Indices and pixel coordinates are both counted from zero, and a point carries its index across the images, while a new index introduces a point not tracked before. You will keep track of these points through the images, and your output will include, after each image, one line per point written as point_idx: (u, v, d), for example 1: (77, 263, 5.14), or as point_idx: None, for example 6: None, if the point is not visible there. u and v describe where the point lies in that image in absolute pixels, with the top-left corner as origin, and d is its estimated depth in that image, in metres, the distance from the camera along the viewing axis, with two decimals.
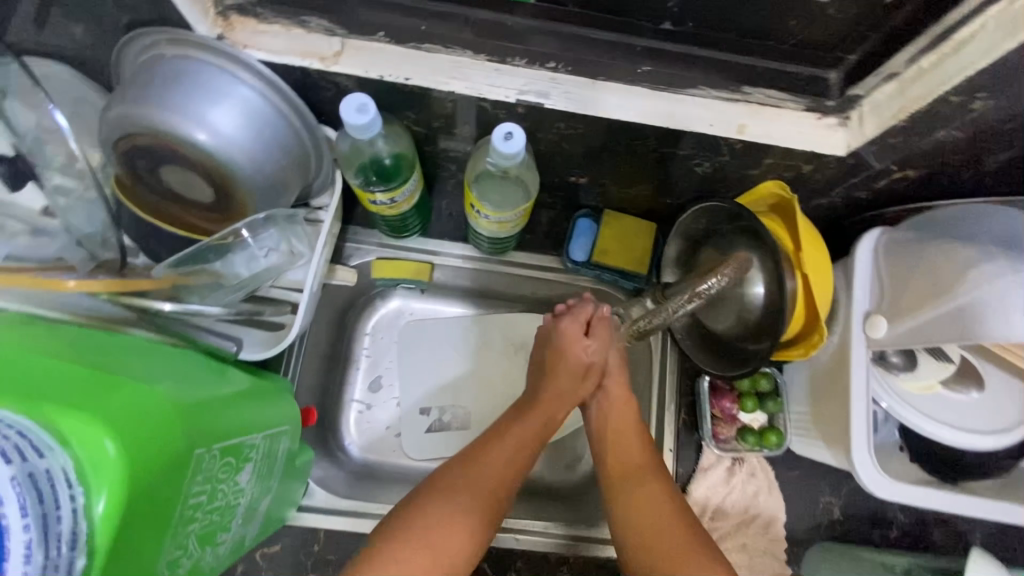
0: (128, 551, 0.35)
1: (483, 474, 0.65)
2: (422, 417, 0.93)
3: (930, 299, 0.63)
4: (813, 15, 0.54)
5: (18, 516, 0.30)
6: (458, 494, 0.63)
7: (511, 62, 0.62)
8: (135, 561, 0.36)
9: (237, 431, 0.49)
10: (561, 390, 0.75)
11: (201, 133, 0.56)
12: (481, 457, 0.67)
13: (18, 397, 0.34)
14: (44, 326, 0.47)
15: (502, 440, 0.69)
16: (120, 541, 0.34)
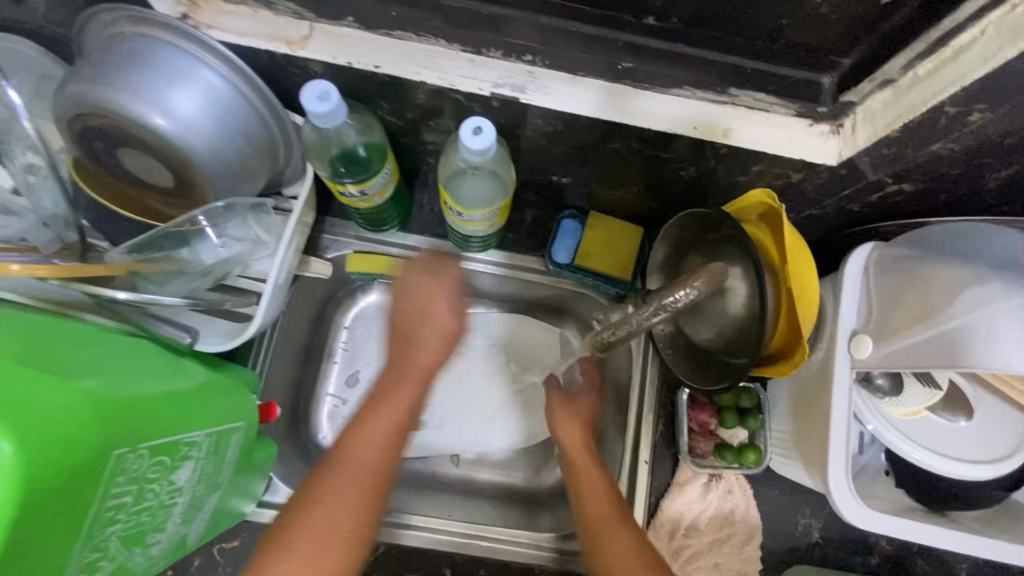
0: (25, 557, 0.34)
1: (367, 435, 0.63)
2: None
3: (917, 321, 0.59)
4: (803, 15, 0.51)
5: None
6: (330, 494, 0.58)
7: (487, 54, 0.59)
8: (34, 566, 0.34)
9: (173, 429, 0.47)
10: (435, 355, 0.71)
11: (158, 117, 0.54)
12: (353, 445, 0.62)
13: None
14: None
15: (387, 398, 0.66)
16: (13, 547, 0.32)
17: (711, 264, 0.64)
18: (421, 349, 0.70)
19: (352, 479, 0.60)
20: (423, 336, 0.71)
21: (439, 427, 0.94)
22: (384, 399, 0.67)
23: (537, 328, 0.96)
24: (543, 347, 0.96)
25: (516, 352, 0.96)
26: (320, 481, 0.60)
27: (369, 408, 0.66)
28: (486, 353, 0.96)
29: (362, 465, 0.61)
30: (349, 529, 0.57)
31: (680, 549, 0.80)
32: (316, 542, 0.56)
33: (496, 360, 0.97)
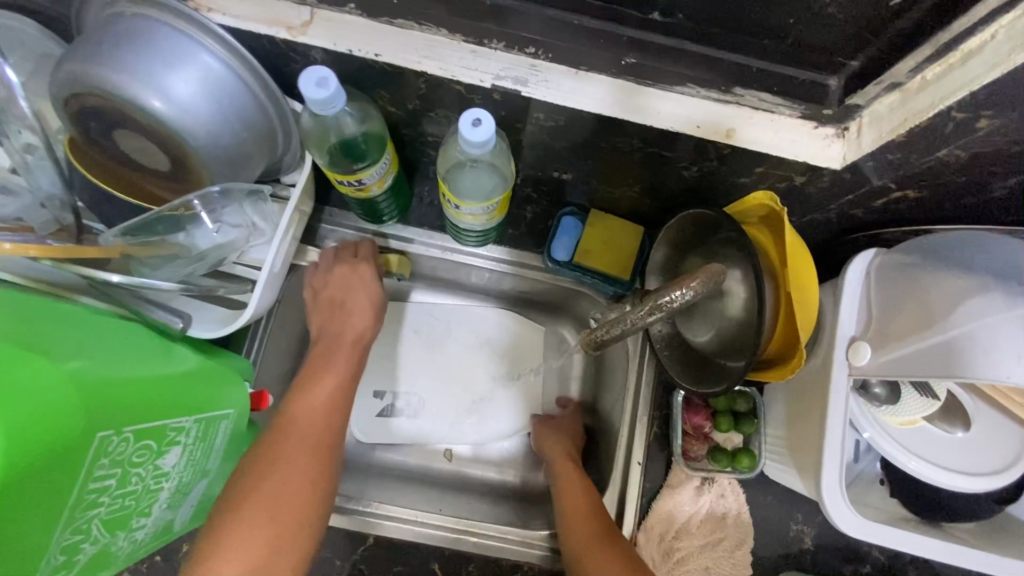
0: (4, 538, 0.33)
1: (312, 400, 0.68)
2: (375, 401, 0.94)
3: (917, 329, 0.58)
4: (811, 14, 0.50)
5: None
6: (283, 454, 0.62)
7: (489, 45, 0.58)
8: (12, 547, 0.34)
9: (160, 413, 0.47)
10: (367, 323, 0.78)
11: (154, 98, 0.54)
12: (300, 408, 0.67)
13: None
14: None
15: (327, 367, 0.71)
16: None
17: (707, 264, 0.63)
18: (350, 320, 0.77)
19: (301, 440, 0.64)
20: (357, 305, 0.78)
21: (421, 416, 0.94)
22: (321, 366, 0.72)
23: (524, 323, 0.96)
24: (529, 342, 0.96)
25: (501, 346, 0.96)
26: (267, 446, 0.63)
27: (308, 375, 0.71)
28: (471, 344, 0.96)
29: (308, 427, 0.65)
30: (305, 484, 0.61)
31: (670, 551, 0.79)
32: (280, 497, 0.60)
33: (481, 352, 0.96)
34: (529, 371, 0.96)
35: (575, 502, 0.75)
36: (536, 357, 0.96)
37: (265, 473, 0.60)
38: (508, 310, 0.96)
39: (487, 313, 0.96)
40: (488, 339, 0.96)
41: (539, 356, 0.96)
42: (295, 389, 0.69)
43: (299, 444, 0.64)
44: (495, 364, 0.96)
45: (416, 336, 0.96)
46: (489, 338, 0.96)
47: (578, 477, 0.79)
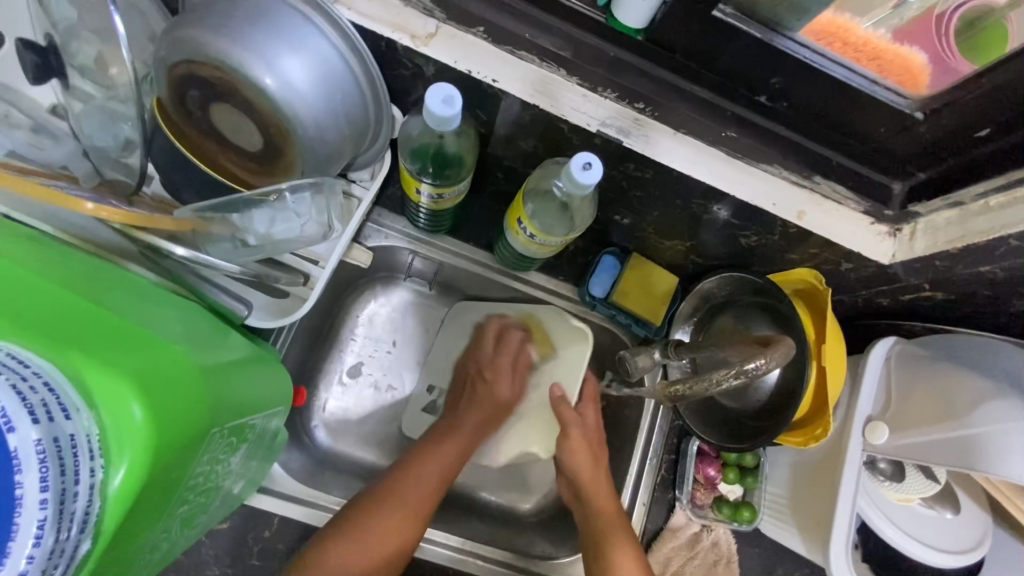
0: (129, 533, 0.32)
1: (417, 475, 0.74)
2: (378, 395, 0.93)
3: (934, 421, 0.65)
4: (903, 127, 0.56)
5: (37, 490, 0.27)
6: (371, 531, 0.68)
7: (601, 93, 0.60)
8: (128, 544, 0.33)
9: (245, 408, 0.46)
10: (475, 426, 0.81)
11: (269, 78, 0.51)
12: (407, 480, 0.73)
13: (48, 343, 0.31)
14: (57, 253, 0.43)
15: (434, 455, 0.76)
16: (130, 520, 0.31)
17: (785, 336, 0.61)
18: (470, 418, 0.81)
19: (388, 532, 0.69)
20: (469, 414, 0.81)
21: None
22: (431, 448, 0.77)
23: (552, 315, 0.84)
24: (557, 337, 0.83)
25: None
26: (357, 520, 0.69)
27: (408, 477, 0.74)
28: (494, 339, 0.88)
29: (388, 528, 0.69)
30: (387, 542, 0.69)
31: None
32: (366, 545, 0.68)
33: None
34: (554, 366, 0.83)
35: (605, 510, 0.75)
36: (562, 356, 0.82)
37: (357, 538, 0.68)
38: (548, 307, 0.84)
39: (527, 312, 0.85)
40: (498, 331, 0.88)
41: (564, 359, 0.82)
42: (407, 466, 0.75)
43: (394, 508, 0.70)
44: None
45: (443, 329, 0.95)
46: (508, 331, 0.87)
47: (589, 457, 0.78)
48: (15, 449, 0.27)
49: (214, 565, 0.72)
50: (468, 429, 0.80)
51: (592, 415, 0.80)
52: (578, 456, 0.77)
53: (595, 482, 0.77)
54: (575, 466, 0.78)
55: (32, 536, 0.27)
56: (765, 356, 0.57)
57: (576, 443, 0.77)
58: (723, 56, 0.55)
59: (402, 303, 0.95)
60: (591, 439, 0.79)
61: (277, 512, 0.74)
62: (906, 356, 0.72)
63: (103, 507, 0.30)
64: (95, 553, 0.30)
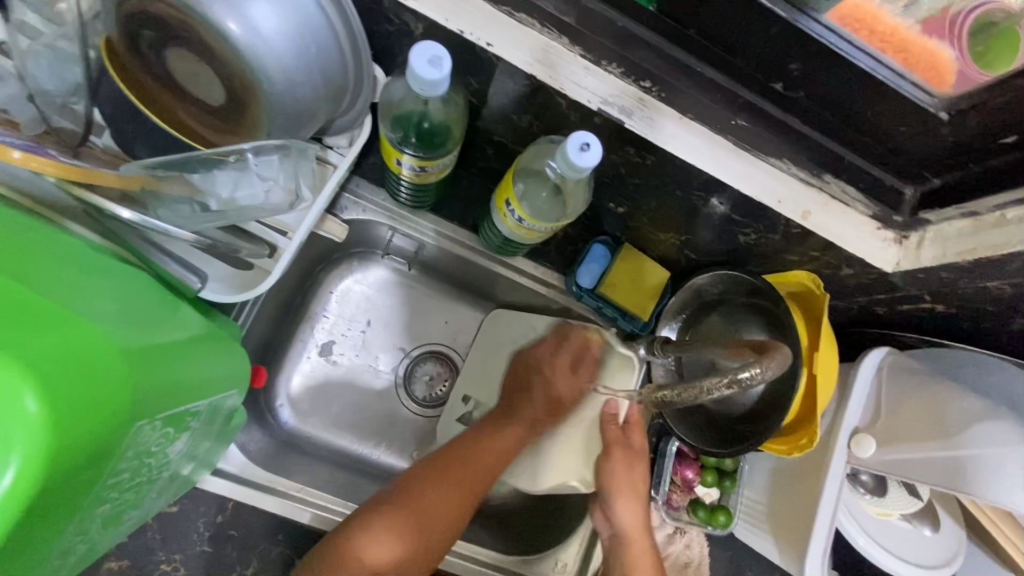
0: (22, 544, 0.28)
1: (488, 445, 0.73)
2: (350, 376, 0.88)
3: (925, 439, 0.63)
4: (923, 127, 0.52)
5: None
6: (378, 538, 0.64)
7: (605, 67, 0.55)
8: (19, 557, 0.28)
9: (186, 396, 0.41)
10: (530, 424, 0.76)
11: (233, 23, 0.45)
12: (475, 448, 0.73)
13: None
14: None
15: (505, 431, 0.74)
16: (20, 531, 0.27)
17: (780, 342, 0.57)
18: (530, 411, 0.76)
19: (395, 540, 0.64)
20: (521, 416, 0.76)
21: None
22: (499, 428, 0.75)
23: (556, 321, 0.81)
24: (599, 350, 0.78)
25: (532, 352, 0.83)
26: (370, 521, 0.65)
27: (439, 479, 0.69)
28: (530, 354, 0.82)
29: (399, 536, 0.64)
30: (449, 509, 0.68)
31: None
32: (419, 515, 0.66)
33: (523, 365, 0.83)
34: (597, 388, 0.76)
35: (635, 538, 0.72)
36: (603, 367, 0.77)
37: (413, 506, 0.67)
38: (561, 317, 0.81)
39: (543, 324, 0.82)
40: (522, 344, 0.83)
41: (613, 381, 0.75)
42: (476, 435, 0.74)
43: (456, 474, 0.70)
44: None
45: (447, 322, 0.91)
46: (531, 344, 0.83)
47: (629, 478, 0.73)
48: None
49: (159, 550, 0.67)
50: (524, 425, 0.75)
51: (639, 437, 0.74)
52: (619, 474, 0.72)
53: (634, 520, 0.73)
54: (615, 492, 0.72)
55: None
56: (760, 364, 0.53)
57: (617, 464, 0.72)
58: (742, 36, 0.50)
59: (377, 281, 0.90)
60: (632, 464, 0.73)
61: (231, 497, 0.69)
62: (898, 368, 0.69)
63: None
64: None
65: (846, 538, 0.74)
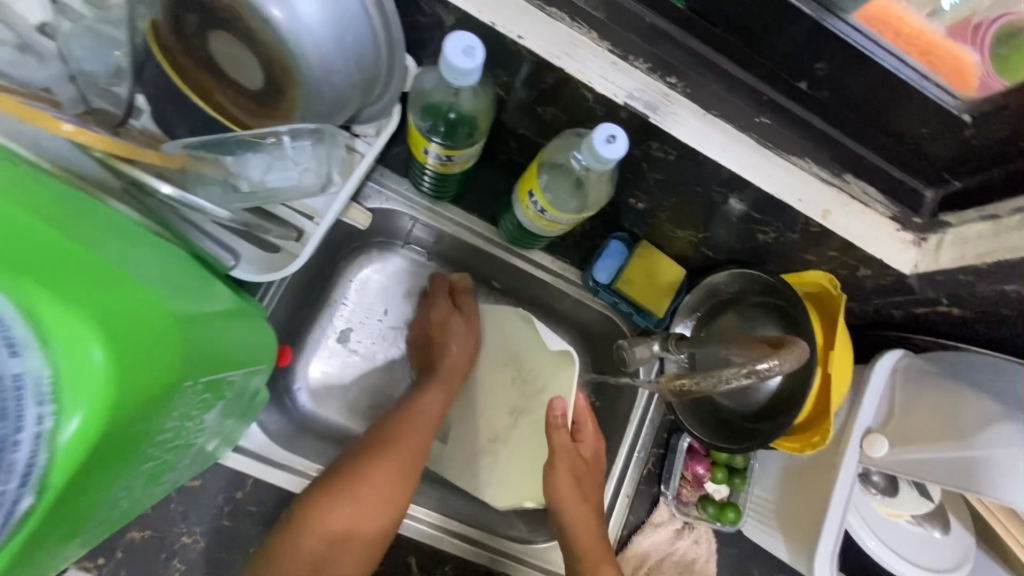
0: (84, 489, 0.29)
1: (409, 428, 0.74)
2: (365, 363, 0.90)
3: (939, 438, 0.64)
4: (946, 129, 0.53)
5: None
6: (374, 478, 0.68)
7: (632, 62, 0.56)
8: (77, 503, 0.29)
9: (223, 364, 0.42)
10: (444, 389, 0.79)
11: (276, 9, 0.46)
12: (399, 426, 0.74)
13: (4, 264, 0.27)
14: (24, 170, 0.38)
15: (418, 408, 0.76)
16: (82, 476, 0.28)
17: (797, 338, 0.59)
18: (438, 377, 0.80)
19: (388, 476, 0.69)
20: (437, 381, 0.79)
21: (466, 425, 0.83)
22: (414, 406, 0.76)
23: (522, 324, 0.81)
24: (535, 351, 0.79)
25: (524, 364, 0.81)
26: (325, 497, 0.66)
27: (368, 462, 0.69)
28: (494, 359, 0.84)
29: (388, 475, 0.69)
30: (386, 490, 0.68)
31: None
32: (359, 499, 0.66)
33: (505, 369, 0.83)
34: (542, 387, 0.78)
35: (587, 544, 0.73)
36: (551, 372, 0.77)
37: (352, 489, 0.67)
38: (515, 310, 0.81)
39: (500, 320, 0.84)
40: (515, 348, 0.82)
41: (551, 378, 0.77)
42: (396, 416, 0.75)
43: (387, 454, 0.70)
44: (515, 394, 0.81)
45: None
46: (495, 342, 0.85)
47: (576, 494, 0.75)
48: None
49: (181, 522, 0.69)
50: (437, 392, 0.78)
51: (589, 444, 0.78)
52: (565, 487, 0.75)
53: (586, 527, 0.74)
54: (567, 506, 0.74)
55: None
56: (778, 357, 0.55)
57: (562, 478, 0.75)
58: (769, 36, 0.51)
59: (398, 272, 0.91)
60: (577, 471, 0.76)
61: (251, 474, 0.71)
62: (912, 370, 0.70)
63: (51, 458, 0.27)
64: (41, 513, 0.27)
65: (854, 538, 0.74)
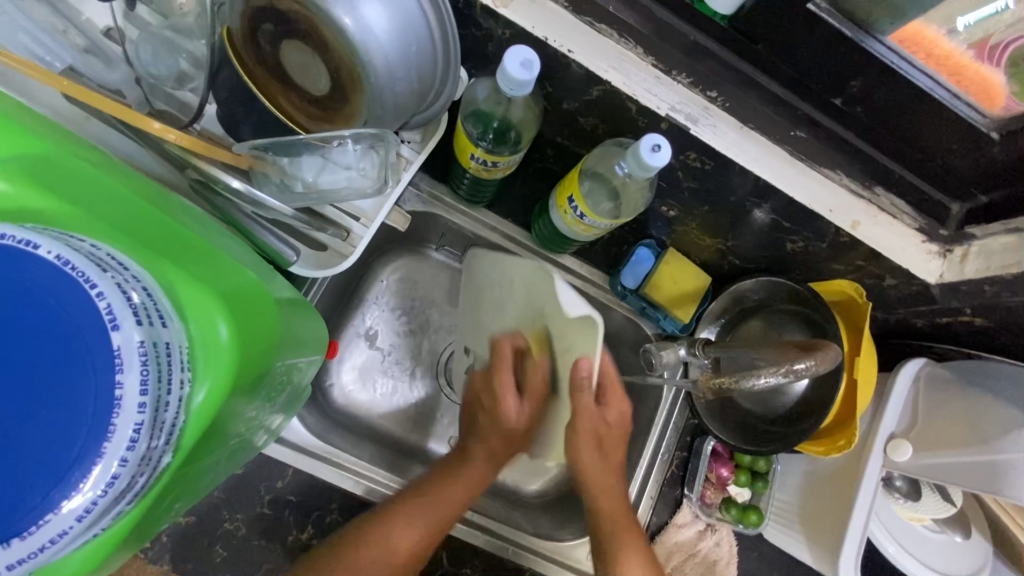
0: (202, 445, 0.36)
1: (454, 491, 0.72)
2: (392, 363, 0.90)
3: (961, 444, 0.66)
4: (974, 146, 0.56)
5: (136, 392, 0.29)
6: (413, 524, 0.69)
7: (674, 77, 0.59)
8: (196, 457, 0.36)
9: (301, 349, 0.49)
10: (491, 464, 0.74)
11: (349, 18, 0.49)
12: (447, 479, 0.73)
13: (151, 255, 0.34)
14: (138, 173, 0.44)
15: (466, 474, 0.74)
16: (206, 431, 0.35)
17: (828, 343, 0.62)
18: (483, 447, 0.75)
19: (420, 523, 0.69)
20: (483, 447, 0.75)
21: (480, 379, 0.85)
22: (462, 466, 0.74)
23: (525, 276, 0.61)
24: (555, 317, 0.59)
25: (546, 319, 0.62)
26: (386, 517, 0.69)
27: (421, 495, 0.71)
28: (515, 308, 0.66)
29: (467, 499, 0.73)
30: (423, 532, 0.69)
31: None
32: (409, 524, 0.69)
33: (526, 329, 0.66)
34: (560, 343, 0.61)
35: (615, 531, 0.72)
36: (562, 329, 0.58)
37: (394, 528, 0.68)
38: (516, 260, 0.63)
39: (505, 269, 0.66)
40: (532, 303, 0.62)
41: (571, 338, 0.58)
42: (445, 470, 0.74)
43: (441, 496, 0.71)
44: (539, 355, 0.65)
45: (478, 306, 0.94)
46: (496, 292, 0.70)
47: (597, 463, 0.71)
48: (120, 348, 0.29)
49: (225, 509, 0.72)
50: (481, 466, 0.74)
51: (615, 411, 0.71)
52: (585, 447, 0.69)
53: (601, 470, 0.72)
54: (584, 457, 0.69)
55: (128, 439, 0.29)
56: (813, 358, 0.59)
57: (583, 436, 0.67)
58: (808, 55, 0.54)
59: (427, 271, 0.93)
60: (598, 433, 0.69)
61: (292, 463, 0.74)
62: (933, 379, 0.72)
63: (186, 417, 0.33)
64: (175, 463, 0.34)
65: (875, 542, 0.76)
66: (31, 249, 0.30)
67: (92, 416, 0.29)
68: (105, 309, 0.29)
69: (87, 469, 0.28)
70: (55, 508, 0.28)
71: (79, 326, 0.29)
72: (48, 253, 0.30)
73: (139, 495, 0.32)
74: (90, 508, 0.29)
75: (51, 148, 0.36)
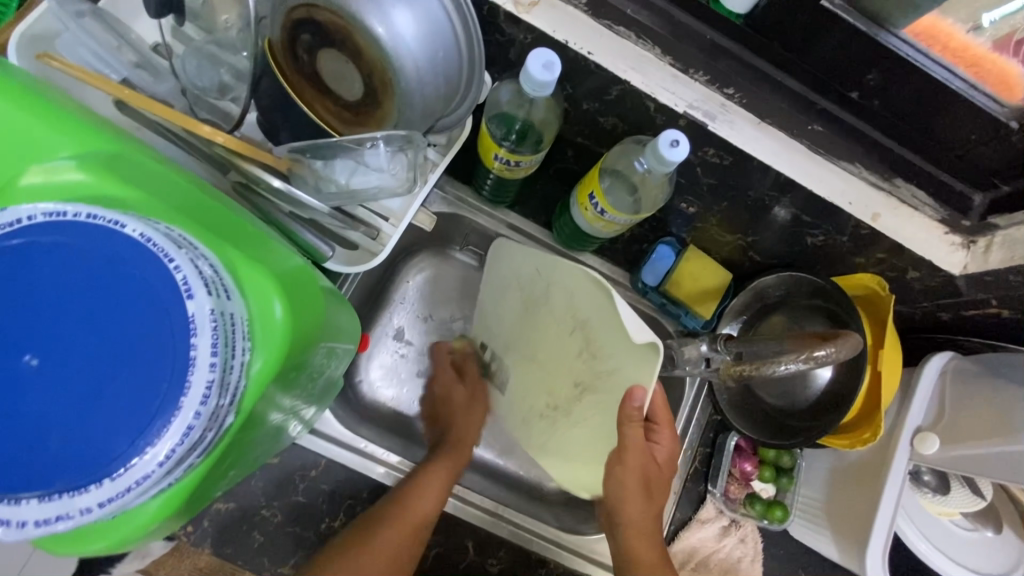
0: (256, 413, 0.39)
1: (394, 531, 0.69)
2: (419, 361, 0.93)
3: (988, 435, 0.65)
4: (995, 135, 0.56)
5: (208, 353, 0.33)
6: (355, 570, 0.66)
7: (692, 75, 0.61)
8: (251, 424, 0.39)
9: (339, 337, 0.52)
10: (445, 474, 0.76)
11: (381, 26, 0.53)
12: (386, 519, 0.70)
13: (215, 237, 0.38)
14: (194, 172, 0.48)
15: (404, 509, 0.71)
16: (261, 398, 0.38)
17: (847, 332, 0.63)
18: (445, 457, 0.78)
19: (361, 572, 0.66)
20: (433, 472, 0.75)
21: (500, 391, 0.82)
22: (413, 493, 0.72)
23: (592, 288, 0.59)
24: (614, 338, 0.58)
25: (591, 334, 0.62)
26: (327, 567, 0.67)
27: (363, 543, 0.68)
28: (556, 317, 0.66)
29: (415, 525, 0.70)
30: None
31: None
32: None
33: (571, 337, 0.65)
34: (606, 366, 0.60)
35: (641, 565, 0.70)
36: (622, 353, 0.58)
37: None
38: (583, 272, 0.59)
39: (559, 273, 0.63)
40: (584, 317, 0.62)
41: (619, 359, 0.58)
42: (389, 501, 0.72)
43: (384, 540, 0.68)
44: (582, 368, 0.64)
45: None
46: (539, 290, 0.68)
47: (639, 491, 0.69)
48: (195, 314, 0.33)
49: (262, 497, 0.75)
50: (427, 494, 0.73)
51: (667, 447, 0.71)
52: (631, 474, 0.67)
53: (639, 511, 0.70)
54: (627, 496, 0.68)
55: (201, 395, 0.32)
56: (835, 344, 0.61)
57: (629, 472, 0.67)
58: (824, 50, 0.56)
59: (451, 272, 0.95)
60: (648, 470, 0.69)
61: (326, 454, 0.78)
62: (960, 372, 0.72)
63: (246, 382, 0.36)
64: (235, 427, 0.37)
65: (904, 540, 0.75)
66: (118, 228, 0.34)
67: (171, 375, 0.32)
68: (180, 280, 0.33)
69: (167, 421, 0.32)
70: (139, 454, 0.31)
71: (158, 295, 0.33)
72: (133, 231, 0.34)
73: (206, 451, 0.35)
74: (169, 457, 0.32)
75: (124, 146, 0.40)
